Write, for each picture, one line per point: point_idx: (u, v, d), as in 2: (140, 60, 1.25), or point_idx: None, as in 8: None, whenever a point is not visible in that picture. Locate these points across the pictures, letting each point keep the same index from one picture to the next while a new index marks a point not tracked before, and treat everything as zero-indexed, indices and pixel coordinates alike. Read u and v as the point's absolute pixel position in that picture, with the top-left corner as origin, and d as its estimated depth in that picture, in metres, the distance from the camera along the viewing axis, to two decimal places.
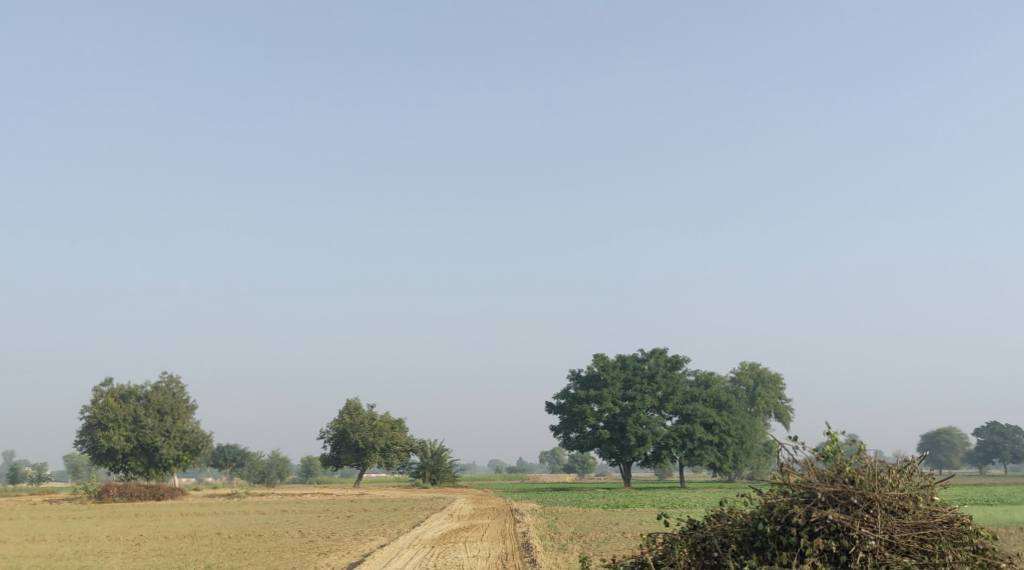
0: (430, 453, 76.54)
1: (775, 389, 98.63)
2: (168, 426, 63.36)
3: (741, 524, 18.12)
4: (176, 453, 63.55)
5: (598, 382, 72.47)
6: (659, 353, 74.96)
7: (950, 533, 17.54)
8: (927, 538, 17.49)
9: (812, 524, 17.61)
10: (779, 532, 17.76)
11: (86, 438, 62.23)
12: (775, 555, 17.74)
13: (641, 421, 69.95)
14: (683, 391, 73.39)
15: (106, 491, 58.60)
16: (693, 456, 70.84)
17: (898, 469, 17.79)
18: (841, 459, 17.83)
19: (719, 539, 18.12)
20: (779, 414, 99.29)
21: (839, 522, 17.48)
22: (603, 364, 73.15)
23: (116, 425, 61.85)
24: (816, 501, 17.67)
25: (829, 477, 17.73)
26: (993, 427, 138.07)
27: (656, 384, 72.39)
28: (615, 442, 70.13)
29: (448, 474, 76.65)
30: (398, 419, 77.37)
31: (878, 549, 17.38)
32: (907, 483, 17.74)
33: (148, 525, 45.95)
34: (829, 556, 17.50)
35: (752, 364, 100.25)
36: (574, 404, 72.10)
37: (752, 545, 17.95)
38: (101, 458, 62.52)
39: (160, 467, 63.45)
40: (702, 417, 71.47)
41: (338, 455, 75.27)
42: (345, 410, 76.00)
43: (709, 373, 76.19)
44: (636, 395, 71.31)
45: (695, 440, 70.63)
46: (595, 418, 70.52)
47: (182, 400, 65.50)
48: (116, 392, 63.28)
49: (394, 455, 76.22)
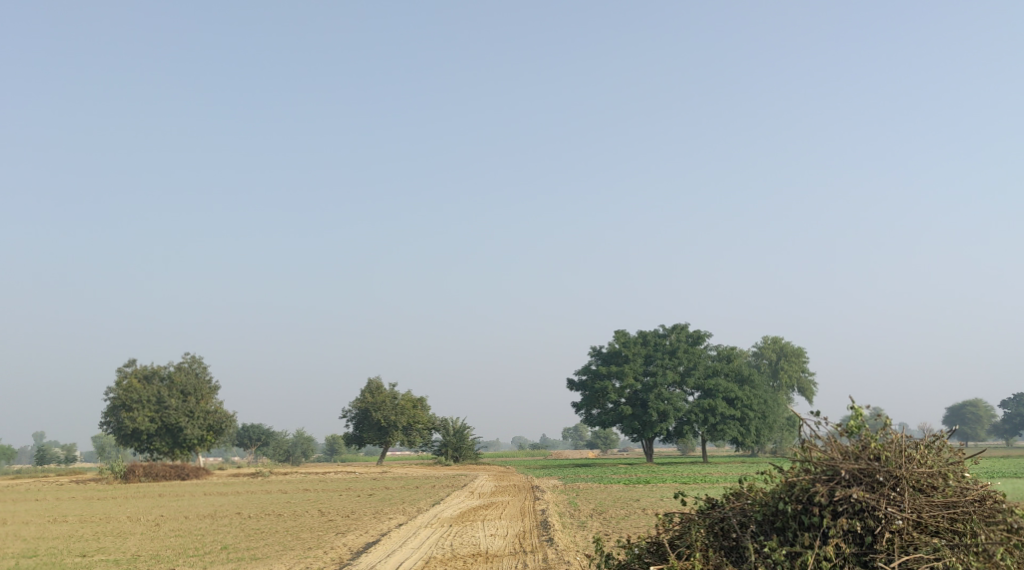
0: (452, 431, 76.16)
1: (799, 362, 97.59)
2: (192, 406, 62.91)
3: (761, 504, 17.34)
4: (201, 433, 63.12)
5: (618, 358, 71.89)
6: (680, 328, 74.04)
7: (983, 511, 16.76)
8: (957, 517, 16.69)
9: (835, 503, 16.72)
10: (801, 511, 16.91)
11: (111, 419, 61.93)
12: (796, 536, 16.89)
13: (663, 396, 69.05)
14: (705, 365, 72.43)
15: (132, 471, 58.14)
16: (716, 431, 69.85)
17: (926, 445, 17.10)
18: (866, 435, 17.11)
19: (737, 519, 17.39)
20: (802, 388, 98.32)
21: (864, 501, 16.59)
22: (625, 340, 72.50)
23: (140, 406, 61.46)
24: (840, 479, 16.81)
25: (853, 455, 16.94)
26: (1021, 398, 136.81)
27: (677, 359, 71.65)
28: (637, 417, 69.51)
29: (470, 451, 76.15)
30: (419, 397, 76.95)
31: (905, 529, 16.52)
32: (935, 458, 17.04)
33: (172, 504, 46.03)
34: (854, 537, 16.64)
35: (774, 338, 99.22)
36: (595, 380, 71.55)
37: (772, 525, 17.14)
38: (127, 439, 62.23)
39: (184, 447, 63.08)
40: (724, 391, 70.45)
41: (361, 434, 75.03)
42: (366, 388, 75.68)
43: (732, 347, 75.11)
44: (658, 369, 70.55)
45: (717, 415, 69.56)
46: (617, 394, 69.90)
47: (206, 380, 65.24)
48: (139, 372, 63.14)
49: (416, 434, 75.59)
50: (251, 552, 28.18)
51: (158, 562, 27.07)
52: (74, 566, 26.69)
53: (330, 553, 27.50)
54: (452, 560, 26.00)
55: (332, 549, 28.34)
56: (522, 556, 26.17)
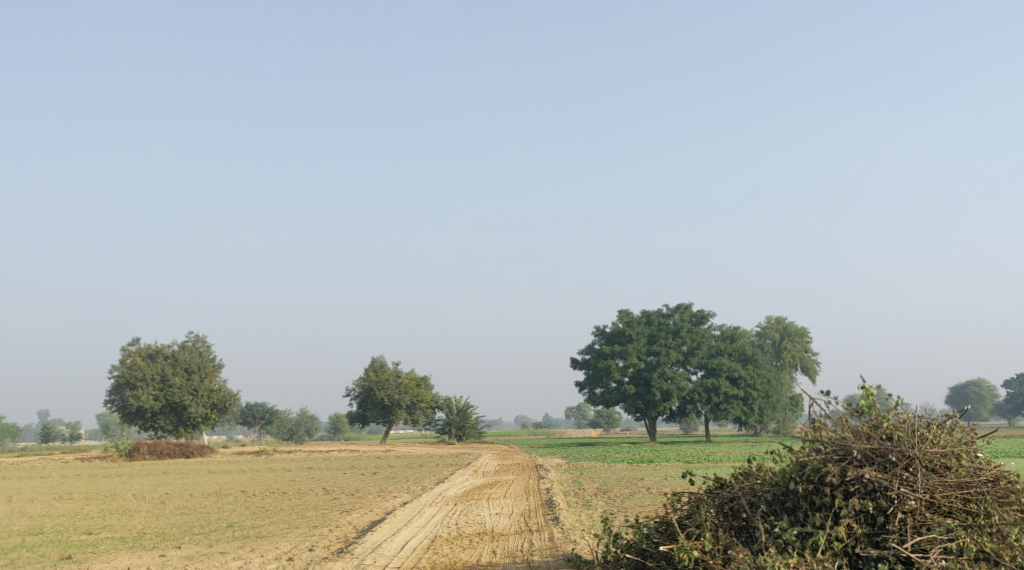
0: (455, 410, 76.15)
1: (802, 342, 97.48)
2: (196, 384, 62.90)
3: (771, 484, 17.28)
4: (205, 412, 63.15)
5: (622, 338, 71.78)
6: (684, 308, 73.88)
7: (996, 492, 16.70)
8: (971, 498, 16.59)
9: (847, 483, 16.59)
10: (811, 491, 16.80)
11: (116, 397, 62.00)
12: (807, 516, 16.77)
13: (666, 375, 68.95)
14: (709, 344, 72.30)
15: (137, 449, 58.19)
16: (719, 410, 69.81)
17: (938, 424, 17.07)
18: (877, 415, 17.05)
19: (747, 499, 17.31)
20: (806, 367, 98.25)
21: (876, 482, 16.46)
22: (628, 319, 72.41)
23: (144, 384, 61.50)
24: (851, 459, 16.70)
25: (866, 434, 16.86)
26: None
27: (681, 338, 71.51)
28: (640, 397, 69.48)
29: (474, 430, 76.22)
30: (422, 376, 76.97)
31: (918, 509, 16.39)
32: (949, 438, 17.01)
33: (177, 481, 46.10)
34: (866, 517, 16.51)
35: (777, 318, 99.05)
36: (598, 359, 71.47)
37: (783, 505, 17.04)
38: (131, 417, 62.31)
39: (189, 425, 63.13)
40: (728, 370, 70.29)
41: (365, 413, 75.13)
42: (370, 367, 75.70)
43: (735, 327, 74.92)
44: (661, 349, 70.43)
45: (720, 395, 69.44)
46: (620, 373, 69.89)
47: (210, 359, 65.28)
48: (143, 351, 63.17)
49: (420, 413, 75.57)
50: (257, 530, 28.13)
51: (164, 539, 27.04)
52: (80, 543, 26.70)
53: (336, 531, 27.46)
54: (459, 539, 25.91)
55: (337, 527, 28.29)
56: (529, 535, 26.07)
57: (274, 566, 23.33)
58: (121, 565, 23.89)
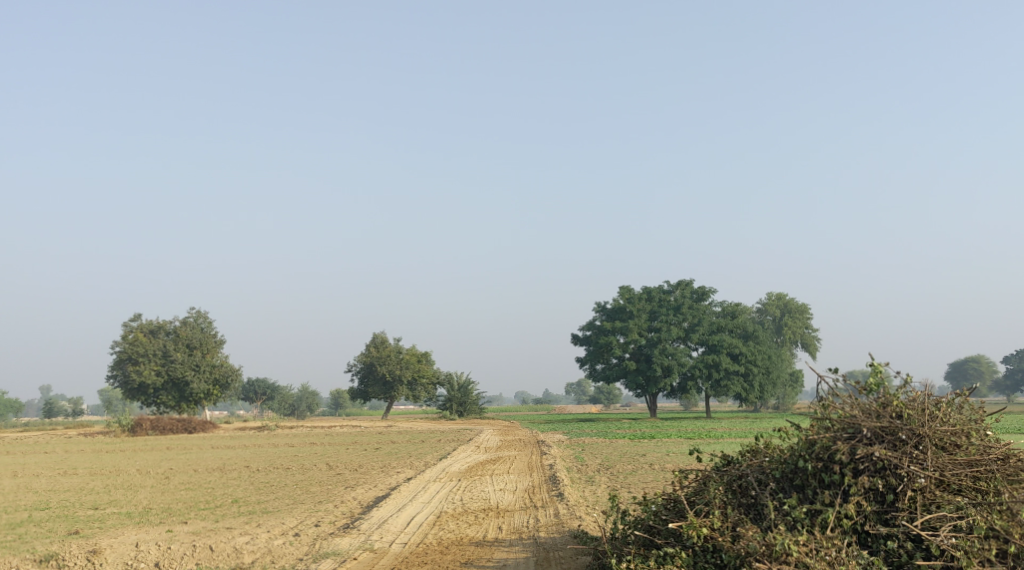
0: (457, 386, 76.21)
1: (803, 319, 97.44)
2: (198, 360, 62.97)
3: (779, 462, 17.36)
4: (207, 387, 63.24)
5: (623, 314, 71.85)
6: (685, 285, 73.86)
7: (1006, 470, 16.82)
8: (980, 475, 16.70)
9: (857, 461, 16.66)
10: (820, 469, 16.87)
11: (118, 372, 62.11)
12: (816, 494, 16.83)
13: (666, 352, 69.02)
14: (709, 321, 72.29)
15: (140, 424, 58.30)
16: (719, 387, 69.91)
17: (947, 403, 17.15)
18: (886, 393, 17.08)
19: (756, 477, 17.37)
20: (806, 344, 98.29)
21: (886, 460, 16.53)
22: (629, 296, 72.44)
23: (146, 360, 61.57)
24: (861, 437, 16.76)
25: (876, 412, 16.91)
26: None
27: (682, 315, 71.52)
28: (641, 372, 69.67)
29: (475, 405, 76.37)
30: (424, 352, 77.06)
31: (928, 487, 16.46)
32: (959, 417, 17.10)
33: (179, 457, 46.26)
34: (876, 494, 16.57)
35: (778, 294, 99.04)
36: (599, 335, 71.60)
37: (792, 483, 17.11)
38: (134, 392, 62.49)
39: (191, 400, 63.25)
40: (729, 347, 70.29)
41: (366, 389, 75.26)
42: (372, 343, 75.79)
43: (736, 303, 74.79)
44: (662, 325, 70.42)
45: (721, 371, 69.49)
46: (621, 349, 69.99)
47: (211, 335, 65.34)
48: (145, 327, 63.23)
49: (421, 388, 75.75)
50: (263, 506, 28.21)
51: (170, 514, 27.13)
52: (87, 518, 26.78)
53: (341, 507, 27.51)
54: (464, 515, 25.99)
55: (342, 502, 28.37)
56: (534, 511, 26.14)
57: (282, 541, 23.41)
58: (129, 540, 23.97)
